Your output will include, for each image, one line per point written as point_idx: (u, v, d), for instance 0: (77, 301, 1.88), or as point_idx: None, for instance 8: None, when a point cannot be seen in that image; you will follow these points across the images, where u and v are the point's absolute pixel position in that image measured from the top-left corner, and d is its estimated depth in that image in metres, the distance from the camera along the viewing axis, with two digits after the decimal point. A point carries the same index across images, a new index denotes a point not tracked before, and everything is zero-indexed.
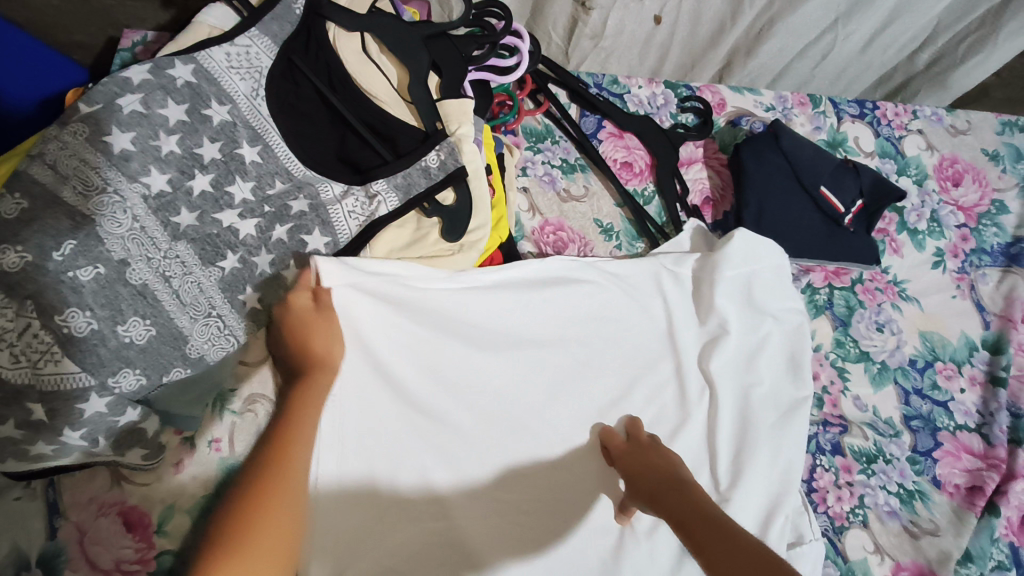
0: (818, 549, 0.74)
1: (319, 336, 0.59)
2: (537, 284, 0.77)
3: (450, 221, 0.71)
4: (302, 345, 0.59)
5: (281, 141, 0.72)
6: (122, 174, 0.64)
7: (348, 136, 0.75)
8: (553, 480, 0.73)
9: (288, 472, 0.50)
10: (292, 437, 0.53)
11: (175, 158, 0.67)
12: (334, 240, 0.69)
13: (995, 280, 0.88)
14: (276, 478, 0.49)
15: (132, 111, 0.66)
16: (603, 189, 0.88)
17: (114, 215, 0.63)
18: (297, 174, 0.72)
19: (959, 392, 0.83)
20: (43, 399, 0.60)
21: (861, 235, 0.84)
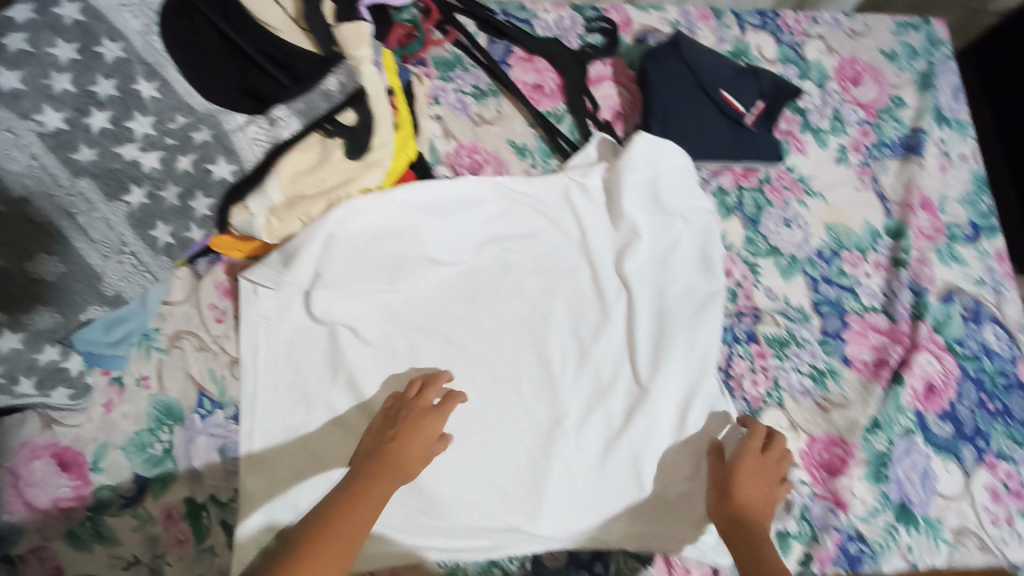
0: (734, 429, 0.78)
1: (409, 452, 0.69)
2: (451, 203, 0.80)
3: (352, 141, 0.72)
4: (399, 435, 0.70)
5: (178, 75, 0.69)
6: (13, 112, 0.63)
7: (247, 68, 0.72)
8: (482, 386, 0.79)
9: (336, 533, 0.61)
10: (341, 513, 0.63)
11: (70, 97, 0.65)
12: (240, 167, 0.71)
13: (896, 170, 0.92)
14: (328, 541, 0.60)
15: (18, 50, 0.63)
16: (515, 112, 0.90)
17: (9, 152, 0.62)
18: (198, 108, 0.70)
19: (865, 277, 0.87)
20: None
21: (764, 134, 0.87)
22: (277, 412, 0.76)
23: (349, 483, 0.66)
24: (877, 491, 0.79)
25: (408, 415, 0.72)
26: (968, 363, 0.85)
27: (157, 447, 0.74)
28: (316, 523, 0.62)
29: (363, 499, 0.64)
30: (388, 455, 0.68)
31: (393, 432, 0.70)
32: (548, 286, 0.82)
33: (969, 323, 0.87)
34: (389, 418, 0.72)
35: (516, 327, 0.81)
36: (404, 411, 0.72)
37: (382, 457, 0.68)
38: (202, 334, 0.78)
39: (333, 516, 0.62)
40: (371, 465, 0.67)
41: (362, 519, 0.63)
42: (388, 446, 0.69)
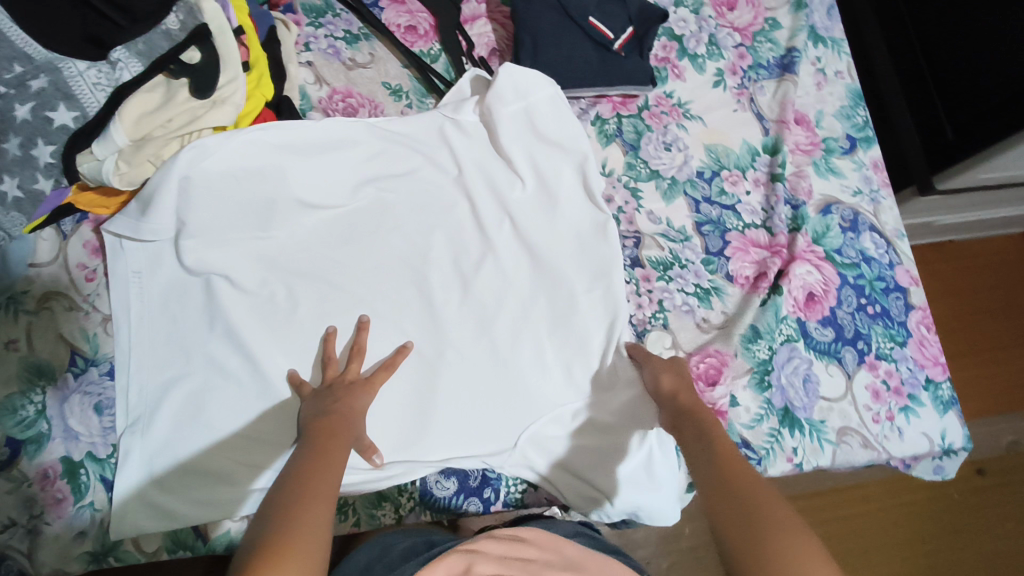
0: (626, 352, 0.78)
1: (356, 421, 0.67)
2: (318, 145, 0.79)
3: (196, 80, 0.72)
4: (344, 400, 0.69)
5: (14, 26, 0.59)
6: None
7: (85, 17, 0.63)
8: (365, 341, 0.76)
9: (317, 495, 0.55)
10: (315, 472, 0.58)
11: None
12: (83, 114, 0.67)
13: (772, 89, 0.93)
14: (313, 494, 0.55)
15: None
16: (388, 54, 0.89)
17: None
18: (37, 58, 0.62)
19: (745, 195, 0.88)
20: None
21: (634, 59, 0.87)
22: (153, 365, 0.74)
23: (313, 445, 0.62)
24: (761, 398, 0.80)
25: (347, 387, 0.71)
26: (847, 271, 0.87)
27: (30, 409, 0.71)
28: (285, 489, 0.55)
29: (332, 456, 0.60)
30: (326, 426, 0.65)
31: (336, 398, 0.69)
32: (430, 223, 0.82)
33: (847, 233, 0.88)
34: (323, 390, 0.71)
35: (396, 265, 0.80)
36: (339, 384, 0.72)
37: (337, 419, 0.66)
38: (72, 294, 0.76)
39: (298, 482, 0.56)
40: (317, 435, 0.63)
41: (336, 473, 0.59)
42: (337, 411, 0.67)
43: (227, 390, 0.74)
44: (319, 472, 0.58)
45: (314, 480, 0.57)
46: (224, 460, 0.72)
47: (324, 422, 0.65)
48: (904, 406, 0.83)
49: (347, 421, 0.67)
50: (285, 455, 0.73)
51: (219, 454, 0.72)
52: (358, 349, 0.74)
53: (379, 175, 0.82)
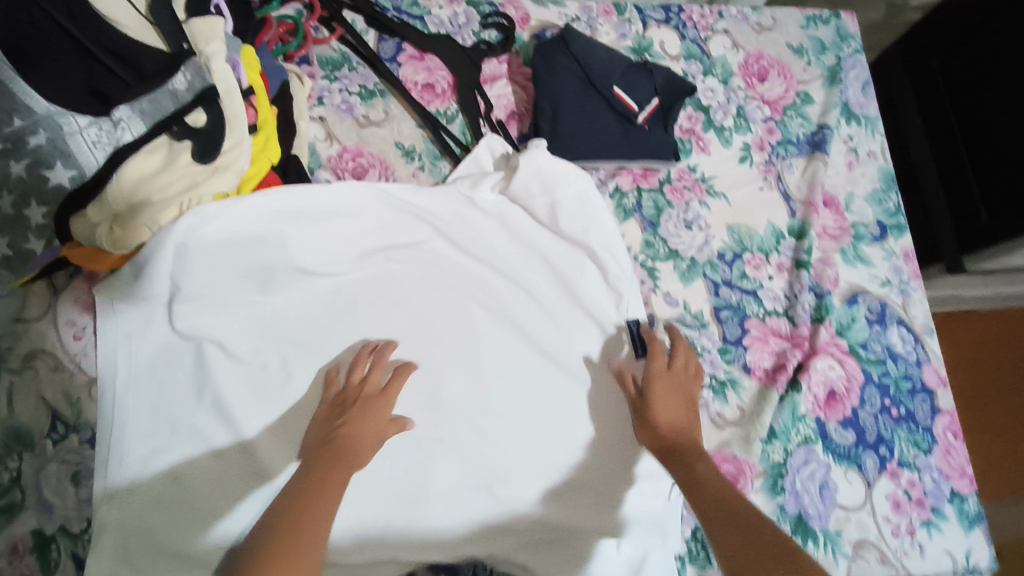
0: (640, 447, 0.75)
1: (365, 434, 0.66)
2: (324, 210, 0.75)
3: (202, 144, 0.66)
4: (352, 423, 0.67)
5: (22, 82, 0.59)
6: None
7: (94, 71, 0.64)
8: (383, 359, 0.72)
9: (300, 537, 0.55)
10: (305, 508, 0.57)
11: None
12: (80, 173, 0.64)
13: (801, 167, 0.89)
14: (298, 535, 0.55)
15: None
16: (403, 113, 0.86)
17: None
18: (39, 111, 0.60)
19: (768, 280, 0.84)
20: None
21: (658, 133, 0.83)
22: (138, 428, 0.70)
23: (302, 492, 0.59)
24: (774, 503, 0.75)
25: (359, 402, 0.69)
26: (872, 367, 0.82)
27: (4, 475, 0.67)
28: (272, 529, 0.56)
29: (314, 512, 0.57)
30: (334, 445, 0.65)
31: (345, 421, 0.67)
32: (435, 295, 0.78)
33: (874, 325, 0.84)
34: (338, 405, 0.69)
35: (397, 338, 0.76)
36: (355, 397, 0.69)
37: (340, 444, 0.65)
38: (58, 353, 0.72)
39: (288, 519, 0.56)
40: (319, 461, 0.63)
41: (317, 530, 0.56)
42: (342, 445, 0.65)
43: (204, 456, 0.70)
44: (298, 536, 0.54)
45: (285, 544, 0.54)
46: (186, 530, 0.68)
47: (331, 437, 0.66)
48: (927, 519, 0.77)
49: (353, 429, 0.66)
50: (239, 527, 0.69)
51: (183, 524, 0.68)
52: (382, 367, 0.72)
53: (386, 244, 0.78)
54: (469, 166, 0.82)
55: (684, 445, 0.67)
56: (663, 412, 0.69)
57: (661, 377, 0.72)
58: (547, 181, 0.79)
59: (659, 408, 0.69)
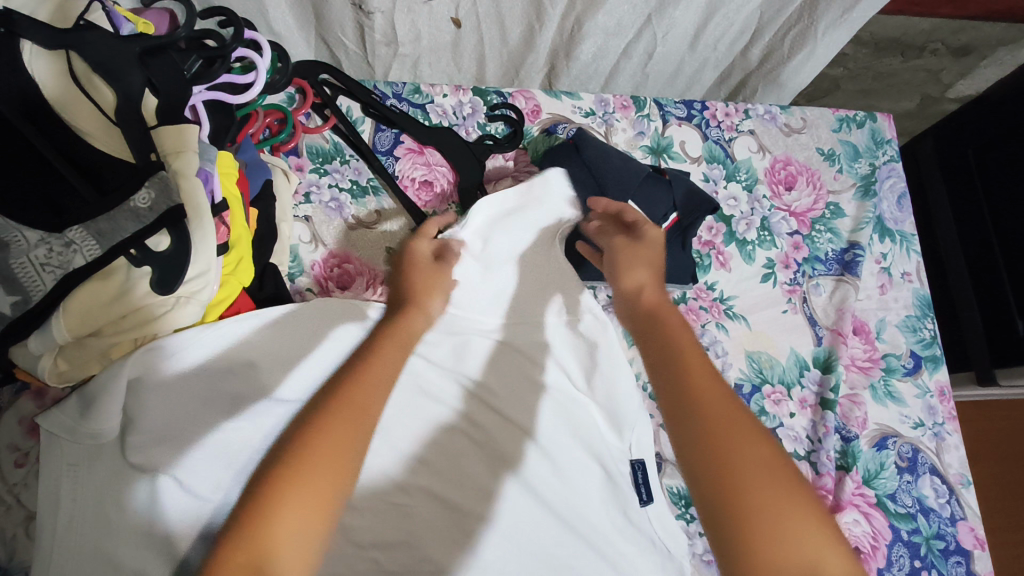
0: None
1: (420, 283, 0.66)
2: (296, 329, 0.70)
3: (162, 271, 0.59)
4: (409, 275, 0.67)
5: None
6: None
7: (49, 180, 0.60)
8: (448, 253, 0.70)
9: (375, 365, 0.55)
10: (380, 345, 0.58)
11: None
12: (24, 298, 0.58)
13: (829, 289, 0.82)
14: (381, 364, 0.56)
15: None
16: (398, 214, 0.79)
17: None
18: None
19: (789, 417, 0.76)
20: None
21: (675, 253, 0.77)
22: (70, 552, 0.58)
23: (360, 359, 0.56)
24: None
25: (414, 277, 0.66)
26: (901, 523, 0.74)
27: None
28: (357, 357, 0.56)
29: (375, 372, 0.54)
30: (409, 293, 0.65)
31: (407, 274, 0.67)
32: (422, 430, 0.69)
33: (904, 474, 0.76)
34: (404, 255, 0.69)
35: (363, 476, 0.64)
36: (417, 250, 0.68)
37: (414, 288, 0.65)
38: None
39: (367, 355, 0.57)
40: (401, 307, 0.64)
41: (381, 384, 0.54)
42: (408, 314, 0.63)
43: None
44: (333, 419, 0.48)
45: (325, 432, 0.48)
46: None
47: (403, 283, 0.66)
48: None
49: (427, 280, 0.66)
50: None
51: None
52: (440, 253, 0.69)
53: None
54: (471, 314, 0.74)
55: (659, 318, 0.60)
56: (638, 273, 0.64)
57: (620, 249, 0.66)
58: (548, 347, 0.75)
59: (629, 268, 0.65)
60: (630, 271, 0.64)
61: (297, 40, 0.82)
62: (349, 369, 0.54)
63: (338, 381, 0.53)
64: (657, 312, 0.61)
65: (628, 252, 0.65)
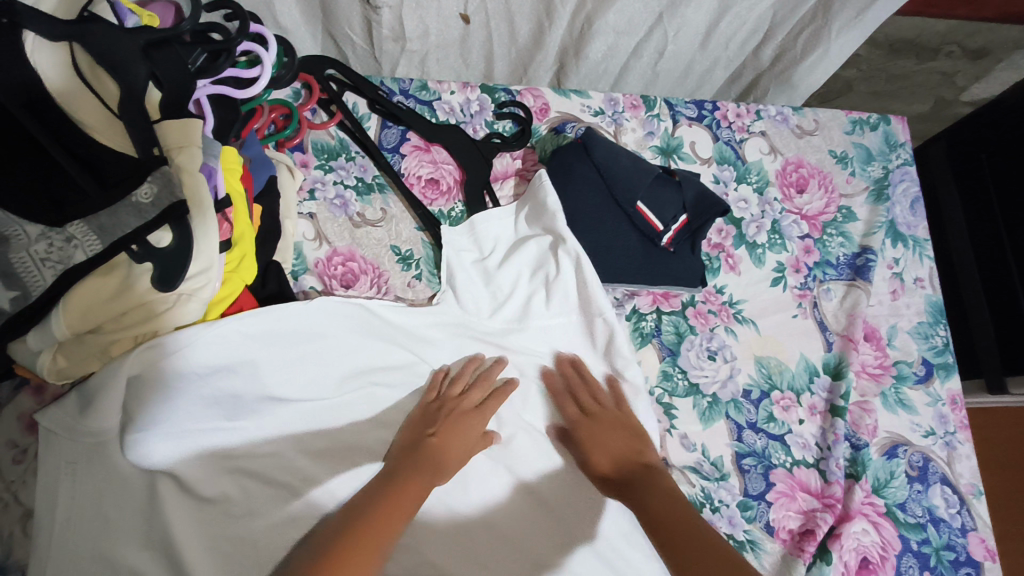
0: None
1: (451, 447, 0.64)
2: (302, 332, 0.67)
3: (162, 267, 0.58)
4: (441, 435, 0.64)
5: None
6: None
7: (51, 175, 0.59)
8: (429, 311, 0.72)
9: (384, 513, 0.53)
10: (396, 493, 0.56)
11: None
12: (24, 294, 0.57)
13: (840, 294, 0.81)
14: (400, 504, 0.55)
15: None
16: (403, 212, 0.78)
17: None
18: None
19: (798, 424, 0.75)
20: None
21: (684, 255, 0.75)
22: (68, 552, 0.58)
23: (376, 497, 0.55)
24: None
25: (460, 417, 0.66)
26: (911, 533, 0.73)
27: None
28: (369, 497, 0.55)
29: (390, 517, 0.53)
30: (431, 451, 0.63)
31: (434, 431, 0.65)
32: None
33: (914, 484, 0.75)
34: (435, 409, 0.67)
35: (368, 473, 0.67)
36: (449, 408, 0.67)
37: (429, 454, 0.62)
38: None
39: (388, 494, 0.56)
40: (418, 461, 0.61)
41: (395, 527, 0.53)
42: (421, 462, 0.61)
43: None
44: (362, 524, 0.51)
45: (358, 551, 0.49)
46: None
47: (423, 432, 0.65)
48: None
49: (455, 429, 0.65)
50: None
51: None
52: (484, 372, 0.70)
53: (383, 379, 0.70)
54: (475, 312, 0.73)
55: (625, 473, 0.64)
56: (602, 457, 0.66)
57: (584, 421, 0.69)
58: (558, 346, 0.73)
59: (595, 454, 0.66)
60: (586, 400, 0.70)
61: (303, 35, 0.81)
62: (361, 514, 0.53)
63: (349, 517, 0.53)
64: (626, 473, 0.64)
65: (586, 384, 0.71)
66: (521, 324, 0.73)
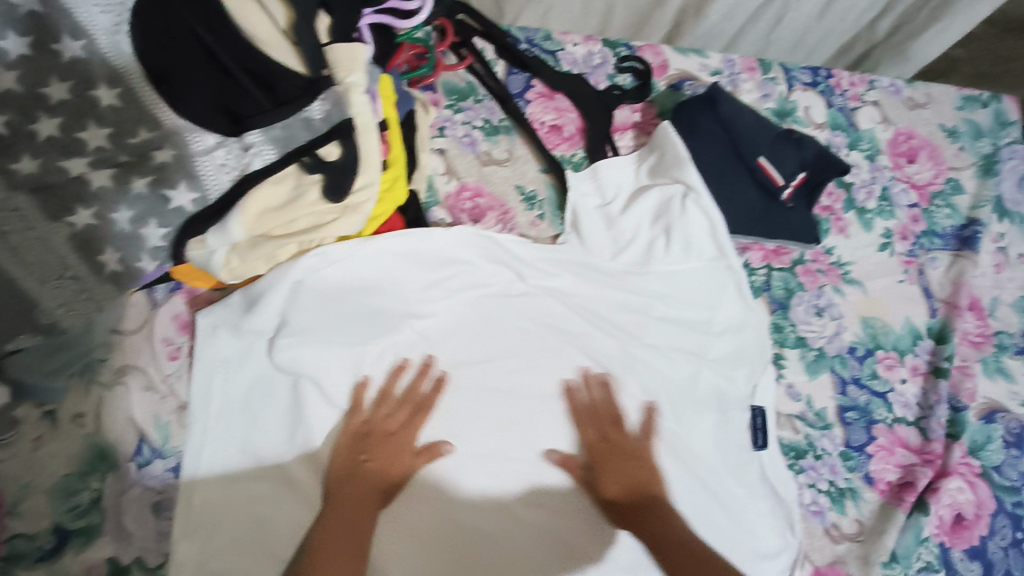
0: (780, 561, 0.70)
1: (393, 472, 0.65)
2: (439, 257, 0.72)
3: (332, 180, 0.62)
4: (376, 463, 0.65)
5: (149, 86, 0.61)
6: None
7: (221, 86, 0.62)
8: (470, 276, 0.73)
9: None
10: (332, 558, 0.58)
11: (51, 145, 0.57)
12: (201, 196, 0.64)
13: (946, 264, 0.83)
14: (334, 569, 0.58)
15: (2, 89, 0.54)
16: (528, 154, 0.81)
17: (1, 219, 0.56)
18: (167, 122, 0.61)
19: (900, 383, 0.77)
20: None
21: (801, 212, 0.77)
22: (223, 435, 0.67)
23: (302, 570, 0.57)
24: None
25: (382, 440, 0.66)
26: (1005, 495, 0.75)
27: (87, 495, 0.65)
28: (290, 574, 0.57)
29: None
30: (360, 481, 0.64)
31: (368, 458, 0.65)
32: (550, 360, 0.73)
33: (1010, 449, 0.77)
34: (363, 438, 0.66)
35: (486, 396, 0.71)
36: (379, 434, 0.67)
37: (360, 492, 0.64)
38: (150, 371, 0.71)
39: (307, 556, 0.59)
40: (347, 504, 0.63)
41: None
42: (353, 500, 0.63)
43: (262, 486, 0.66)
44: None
45: None
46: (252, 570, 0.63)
47: (348, 459, 0.65)
48: None
49: (393, 452, 0.66)
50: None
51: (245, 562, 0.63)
52: (411, 384, 0.69)
53: (511, 309, 0.74)
54: (600, 250, 0.76)
55: (645, 506, 0.66)
56: (613, 485, 0.68)
57: (598, 451, 0.69)
58: (679, 287, 0.76)
59: (606, 481, 0.68)
60: (585, 428, 0.70)
61: None
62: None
63: None
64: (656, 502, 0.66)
65: (601, 408, 0.71)
66: (642, 268, 0.76)
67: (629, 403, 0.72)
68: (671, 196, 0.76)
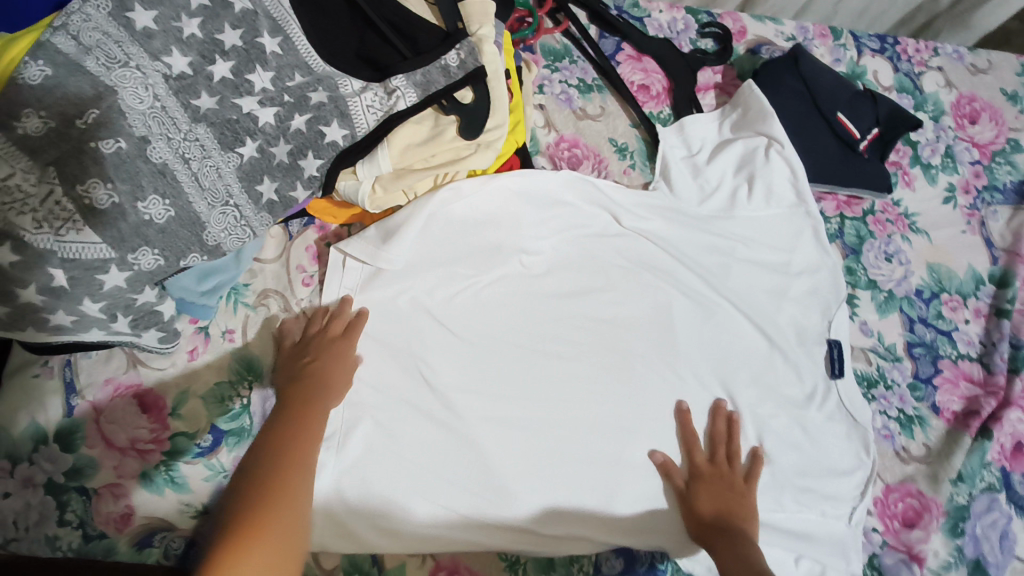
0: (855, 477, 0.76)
1: (334, 371, 0.68)
2: (547, 198, 0.79)
3: (467, 118, 0.72)
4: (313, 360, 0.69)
5: (302, 33, 0.67)
6: (182, 102, 0.62)
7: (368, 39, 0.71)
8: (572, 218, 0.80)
9: (288, 470, 0.59)
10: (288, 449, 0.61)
11: (228, 85, 0.64)
12: (352, 132, 0.70)
13: (1006, 217, 0.90)
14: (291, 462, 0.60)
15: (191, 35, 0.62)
16: (619, 111, 0.89)
17: (184, 144, 0.62)
18: (318, 69, 0.68)
19: (964, 323, 0.84)
20: (95, 297, 0.60)
21: (874, 162, 0.85)
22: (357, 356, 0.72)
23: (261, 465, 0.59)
24: (952, 545, 0.75)
25: (323, 345, 0.70)
26: None
27: (236, 402, 0.73)
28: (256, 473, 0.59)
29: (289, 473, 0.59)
30: (308, 379, 0.67)
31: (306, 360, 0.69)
32: (646, 295, 0.80)
33: None
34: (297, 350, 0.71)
35: (516, 352, 0.76)
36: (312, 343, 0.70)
37: (303, 386, 0.67)
38: (287, 295, 0.78)
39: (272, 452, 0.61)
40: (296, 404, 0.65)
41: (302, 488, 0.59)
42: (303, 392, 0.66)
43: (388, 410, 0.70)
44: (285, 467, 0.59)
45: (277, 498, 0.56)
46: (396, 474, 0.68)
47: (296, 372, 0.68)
48: None
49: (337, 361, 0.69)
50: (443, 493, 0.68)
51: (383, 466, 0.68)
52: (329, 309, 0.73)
53: (609, 247, 0.80)
54: (689, 194, 0.83)
55: (723, 529, 0.67)
56: (708, 504, 0.70)
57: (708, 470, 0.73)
58: (761, 231, 0.83)
59: (702, 499, 0.70)
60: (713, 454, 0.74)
61: None
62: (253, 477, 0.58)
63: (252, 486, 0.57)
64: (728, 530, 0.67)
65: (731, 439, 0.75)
66: (728, 214, 0.83)
67: (717, 332, 0.79)
68: (757, 147, 0.84)
